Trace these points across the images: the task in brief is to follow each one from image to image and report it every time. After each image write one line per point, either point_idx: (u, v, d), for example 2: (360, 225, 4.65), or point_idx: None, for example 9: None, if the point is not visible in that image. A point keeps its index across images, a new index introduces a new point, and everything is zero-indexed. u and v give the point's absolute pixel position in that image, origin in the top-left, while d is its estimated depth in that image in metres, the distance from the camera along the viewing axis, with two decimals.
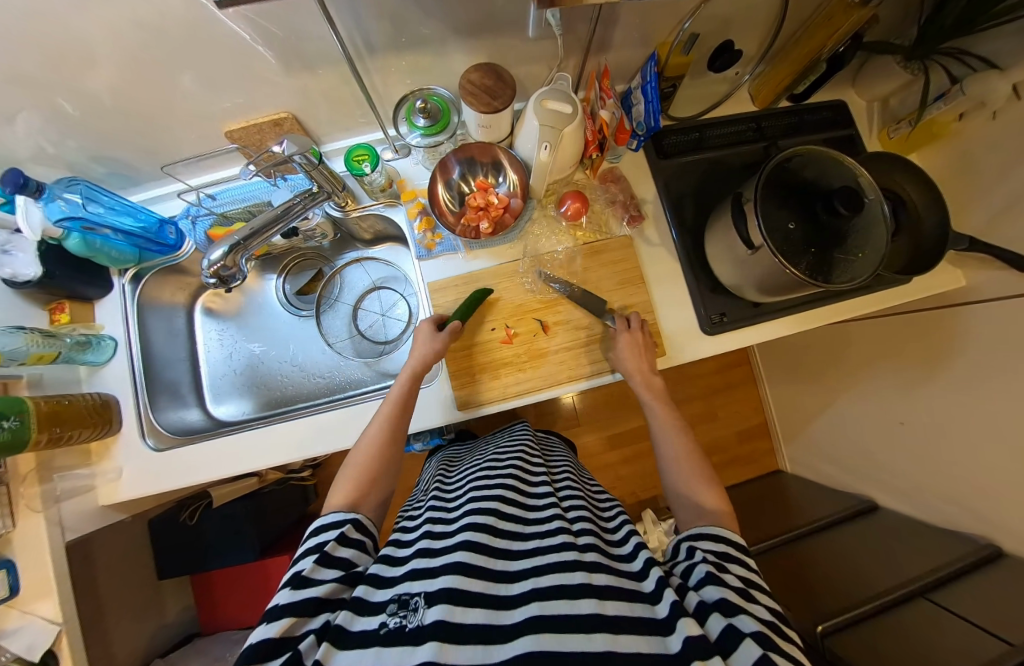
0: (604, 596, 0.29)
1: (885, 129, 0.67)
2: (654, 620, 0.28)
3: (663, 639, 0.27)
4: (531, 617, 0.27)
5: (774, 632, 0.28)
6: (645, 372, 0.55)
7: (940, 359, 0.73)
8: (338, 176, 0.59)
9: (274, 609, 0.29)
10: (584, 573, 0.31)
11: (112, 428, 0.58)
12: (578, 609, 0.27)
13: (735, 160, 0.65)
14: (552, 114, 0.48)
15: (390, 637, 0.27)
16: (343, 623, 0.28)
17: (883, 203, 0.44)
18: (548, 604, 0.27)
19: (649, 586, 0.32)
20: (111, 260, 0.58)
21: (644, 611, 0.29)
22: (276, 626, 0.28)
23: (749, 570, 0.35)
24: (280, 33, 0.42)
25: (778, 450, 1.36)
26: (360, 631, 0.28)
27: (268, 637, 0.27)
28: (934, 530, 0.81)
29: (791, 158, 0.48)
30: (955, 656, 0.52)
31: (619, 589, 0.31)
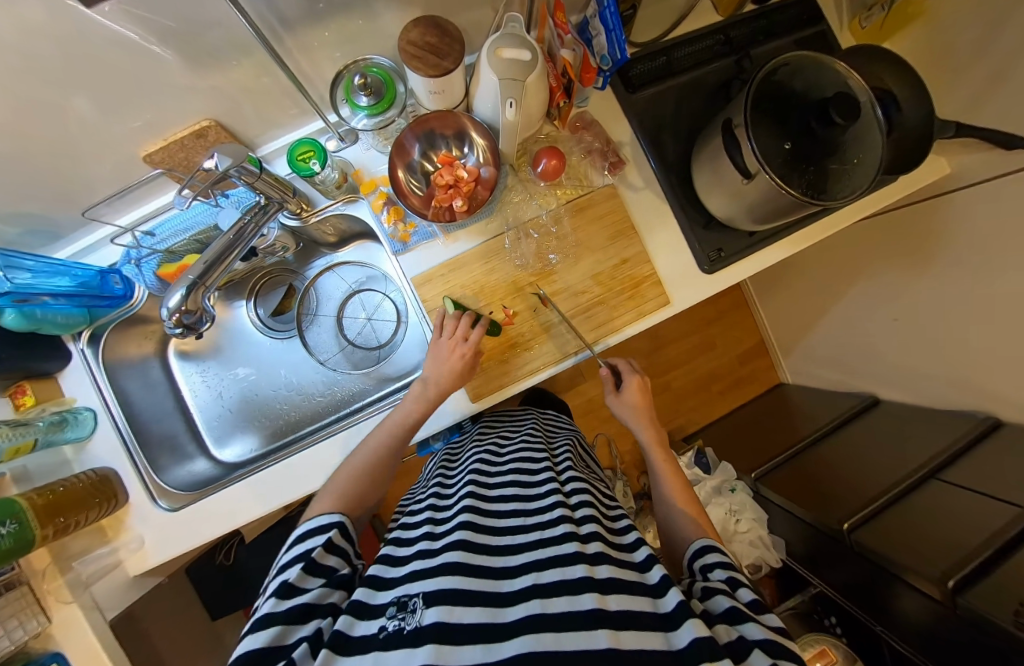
0: (605, 591, 0.28)
1: (855, 18, 0.62)
2: (657, 614, 0.28)
3: (668, 634, 0.26)
4: (531, 614, 0.25)
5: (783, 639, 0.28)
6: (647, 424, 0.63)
7: (930, 252, 0.75)
8: (285, 181, 0.53)
9: (256, 621, 0.27)
10: (585, 567, 0.30)
11: (119, 501, 0.55)
12: (580, 604, 0.26)
13: (708, 81, 0.61)
14: (510, 63, 0.43)
15: (389, 639, 0.25)
16: (342, 628, 0.26)
17: (876, 103, 0.41)
18: (549, 603, 0.26)
19: (654, 580, 0.32)
20: (59, 328, 0.52)
21: (647, 605, 0.28)
22: (261, 638, 0.26)
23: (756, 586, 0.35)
24: (172, 25, 0.34)
25: (778, 364, 1.42)
26: (360, 636, 0.26)
27: (253, 647, 0.25)
28: (936, 412, 0.87)
29: (778, 69, 0.44)
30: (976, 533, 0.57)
31: (621, 582, 0.30)
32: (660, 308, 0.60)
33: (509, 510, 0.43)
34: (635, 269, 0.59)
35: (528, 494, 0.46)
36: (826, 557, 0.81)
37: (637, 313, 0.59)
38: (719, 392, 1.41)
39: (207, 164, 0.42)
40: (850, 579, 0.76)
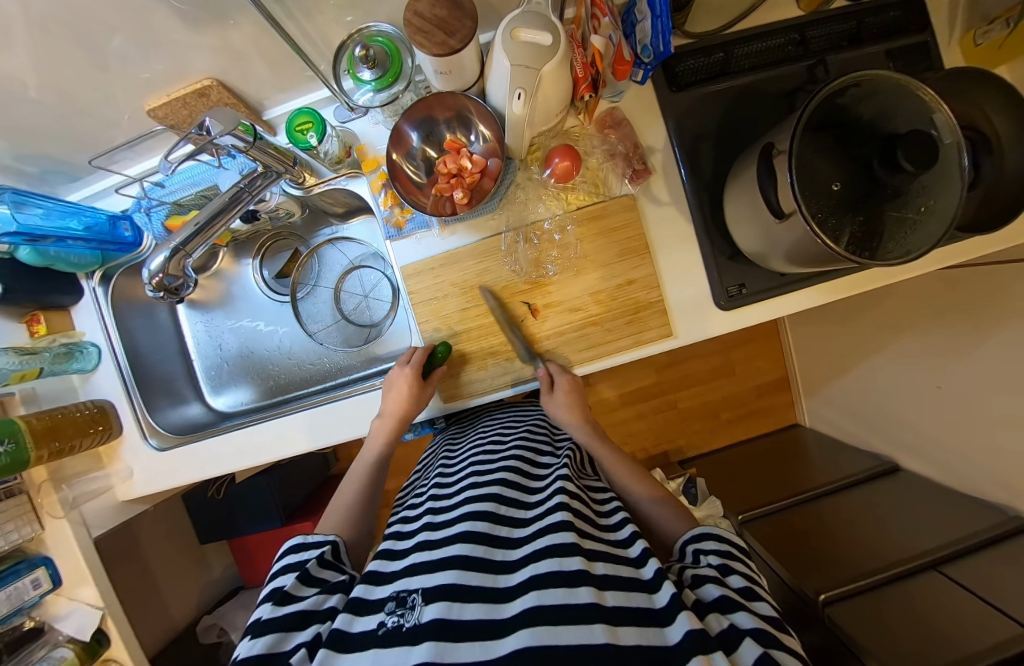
0: (603, 586, 0.26)
1: (972, 31, 0.51)
2: (651, 610, 0.25)
3: (663, 629, 0.23)
4: (528, 608, 0.23)
5: (777, 629, 0.26)
6: (582, 421, 0.56)
7: (999, 322, 0.64)
8: (287, 150, 0.51)
9: (254, 627, 0.28)
10: (582, 559, 0.28)
11: (114, 432, 0.59)
12: (576, 598, 0.24)
13: (768, 88, 0.53)
14: (526, 48, 0.38)
15: (389, 637, 0.24)
16: (342, 626, 0.26)
17: (965, 148, 0.32)
18: (546, 593, 0.24)
19: (648, 575, 0.29)
20: (72, 265, 0.55)
21: (642, 601, 0.26)
22: (258, 643, 0.27)
23: (753, 573, 0.33)
24: None
25: (798, 405, 1.32)
26: (359, 633, 0.26)
27: (252, 652, 0.26)
28: (959, 496, 0.78)
29: (844, 91, 0.37)
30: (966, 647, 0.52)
31: (618, 579, 0.27)
32: (660, 339, 0.56)
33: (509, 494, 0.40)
34: (639, 293, 0.54)
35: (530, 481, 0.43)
36: (789, 619, 0.78)
37: (634, 341, 0.55)
38: (727, 422, 1.33)
39: (200, 129, 0.40)
40: (808, 647, 0.73)
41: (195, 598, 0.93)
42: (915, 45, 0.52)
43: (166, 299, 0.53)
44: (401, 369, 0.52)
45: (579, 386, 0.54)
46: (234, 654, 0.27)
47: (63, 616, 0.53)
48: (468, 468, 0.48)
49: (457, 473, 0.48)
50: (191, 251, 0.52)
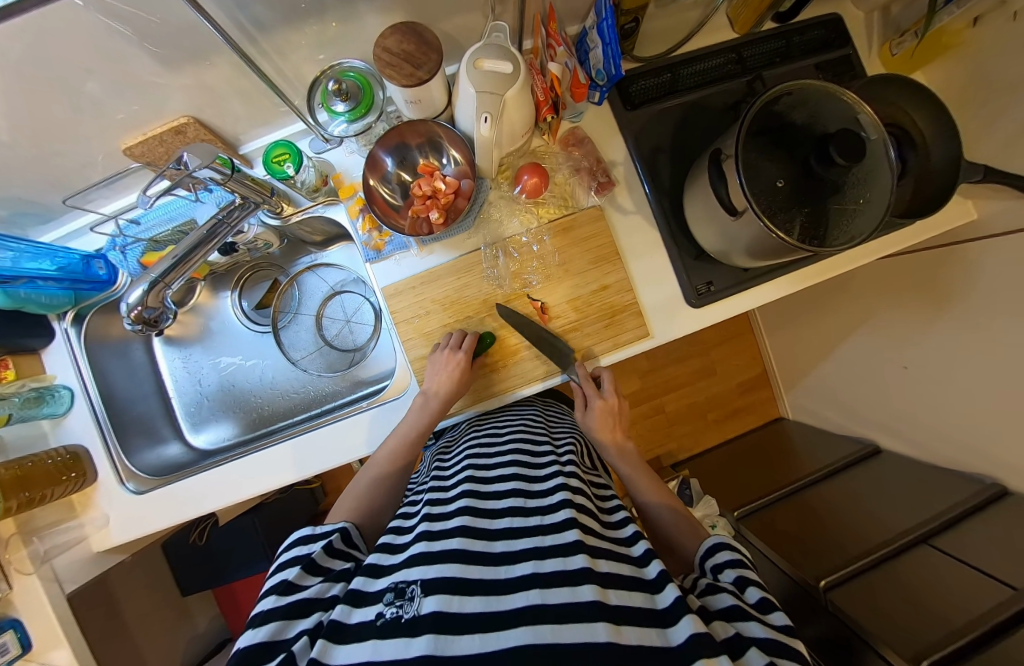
0: (605, 584, 0.26)
1: (886, 45, 0.58)
2: (655, 611, 0.25)
3: (665, 629, 0.24)
4: (531, 605, 0.23)
5: (790, 639, 0.26)
6: (618, 441, 0.58)
7: (949, 300, 0.69)
8: (264, 182, 0.53)
9: (257, 617, 0.28)
10: (586, 556, 0.28)
11: (88, 478, 0.57)
12: (580, 597, 0.24)
13: (714, 101, 0.58)
14: (488, 76, 0.41)
15: (387, 628, 0.24)
16: (339, 618, 0.26)
17: (889, 142, 0.37)
18: (549, 592, 0.24)
19: (651, 574, 0.29)
20: (43, 307, 0.54)
21: (644, 601, 0.26)
22: (263, 630, 0.27)
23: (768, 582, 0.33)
24: (154, 21, 0.34)
25: (780, 398, 1.36)
26: (357, 623, 0.25)
27: (254, 642, 0.26)
28: (940, 470, 0.82)
29: (779, 99, 0.41)
30: (963, 614, 0.53)
31: (621, 577, 0.28)
32: (638, 339, 0.58)
33: (508, 488, 0.40)
34: (614, 297, 0.57)
35: (531, 474, 0.44)
36: (795, 609, 0.78)
37: (614, 343, 0.57)
38: (714, 420, 1.36)
39: (178, 163, 0.41)
40: (816, 636, 0.72)
41: (177, 655, 0.87)
42: (837, 60, 0.58)
43: (144, 331, 0.52)
44: (454, 353, 0.52)
45: (614, 406, 0.58)
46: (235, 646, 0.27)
47: None
48: (465, 462, 0.48)
49: (455, 468, 0.48)
50: (171, 283, 0.51)
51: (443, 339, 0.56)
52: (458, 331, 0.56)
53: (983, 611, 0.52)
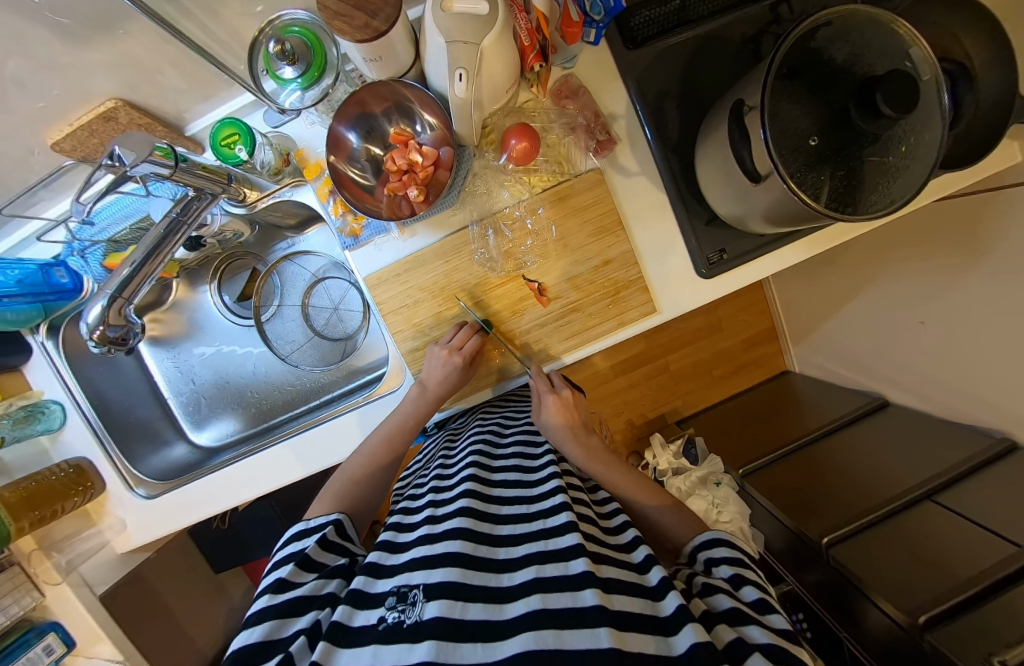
0: (608, 588, 0.24)
1: None
2: (657, 619, 0.23)
3: (668, 639, 0.22)
4: (532, 611, 0.22)
5: (790, 643, 0.25)
6: (577, 437, 0.50)
7: (979, 252, 0.64)
8: (219, 168, 0.46)
9: (252, 616, 0.28)
10: (587, 560, 0.26)
11: (98, 489, 0.57)
12: (581, 601, 0.22)
13: (730, 32, 0.49)
14: (459, 19, 0.34)
15: (389, 633, 0.23)
16: (342, 617, 0.24)
17: (943, 84, 0.31)
18: (550, 597, 0.23)
19: (653, 580, 0.27)
20: (7, 323, 0.51)
21: (646, 608, 0.24)
22: (258, 629, 0.26)
23: (765, 581, 0.32)
24: None
25: (787, 353, 1.34)
26: (359, 627, 0.24)
27: (249, 642, 0.25)
28: (948, 424, 0.81)
29: (822, 29, 0.34)
30: (965, 571, 0.54)
31: (623, 583, 0.26)
32: (644, 316, 0.54)
33: (512, 495, 0.38)
34: (617, 272, 0.52)
35: (530, 479, 0.41)
36: (796, 560, 0.82)
37: (618, 322, 0.54)
38: (719, 379, 1.35)
39: (110, 158, 0.35)
40: (817, 583, 0.76)
41: (222, 625, 0.95)
42: None
43: (112, 350, 0.49)
44: (453, 356, 0.50)
45: (571, 401, 0.51)
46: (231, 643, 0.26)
47: None
48: (468, 457, 0.45)
49: (455, 463, 0.46)
50: (132, 298, 0.48)
51: (450, 331, 0.53)
52: (456, 324, 0.53)
53: (983, 567, 0.53)
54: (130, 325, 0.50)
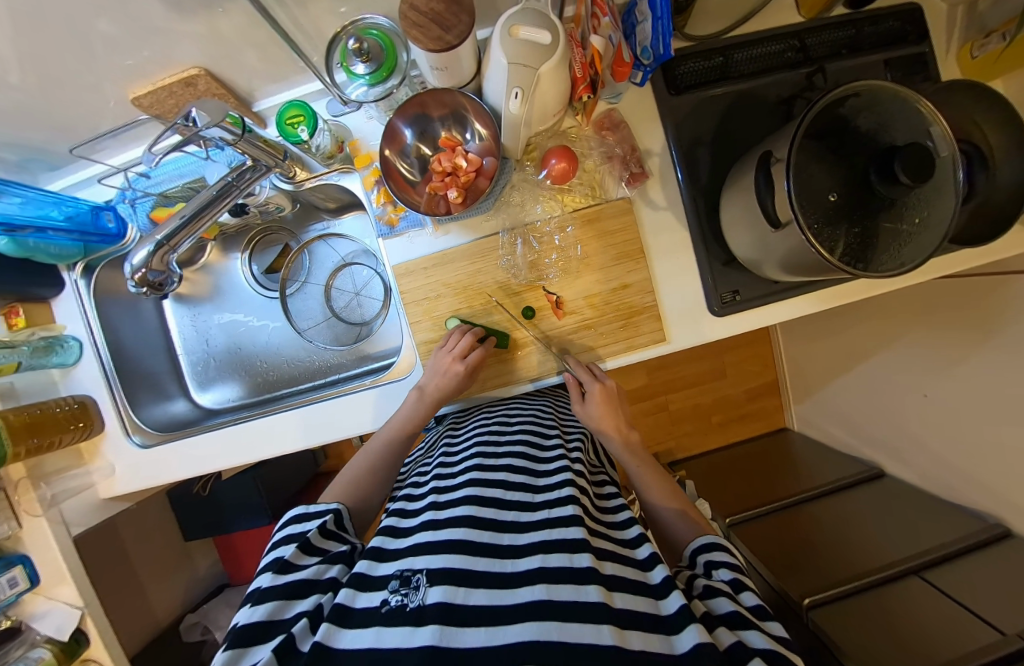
0: (610, 586, 0.24)
1: (969, 44, 0.52)
2: (658, 617, 0.23)
3: (669, 637, 0.21)
4: (536, 600, 0.22)
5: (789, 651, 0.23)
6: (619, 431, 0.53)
7: (985, 333, 0.65)
8: (278, 144, 0.50)
9: (255, 595, 0.28)
10: (591, 556, 0.26)
11: (96, 428, 0.58)
12: (584, 596, 0.23)
13: (768, 93, 0.53)
14: (525, 46, 0.37)
15: (391, 616, 0.23)
16: (344, 601, 0.25)
17: (959, 162, 0.33)
18: (554, 589, 0.23)
19: (656, 579, 0.27)
20: (52, 258, 0.53)
21: (648, 606, 0.24)
22: (261, 609, 0.26)
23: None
24: None
25: (788, 408, 1.33)
26: (362, 609, 0.24)
27: (252, 620, 0.25)
28: (941, 501, 0.80)
29: (847, 102, 0.37)
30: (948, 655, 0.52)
31: (626, 580, 0.26)
32: (653, 343, 0.56)
33: (515, 480, 0.38)
34: (634, 297, 0.55)
35: (537, 468, 0.41)
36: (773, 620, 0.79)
37: (627, 345, 0.56)
38: (716, 425, 1.34)
39: (186, 118, 0.39)
40: None
41: (179, 594, 0.93)
42: (911, 56, 0.52)
43: (150, 294, 0.52)
44: (451, 359, 0.51)
45: (613, 393, 0.53)
46: (235, 620, 0.26)
47: (40, 615, 0.52)
48: (473, 447, 0.44)
49: (460, 451, 0.46)
50: (176, 246, 0.50)
51: (451, 337, 0.54)
52: (455, 331, 0.54)
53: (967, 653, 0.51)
54: (169, 274, 0.52)
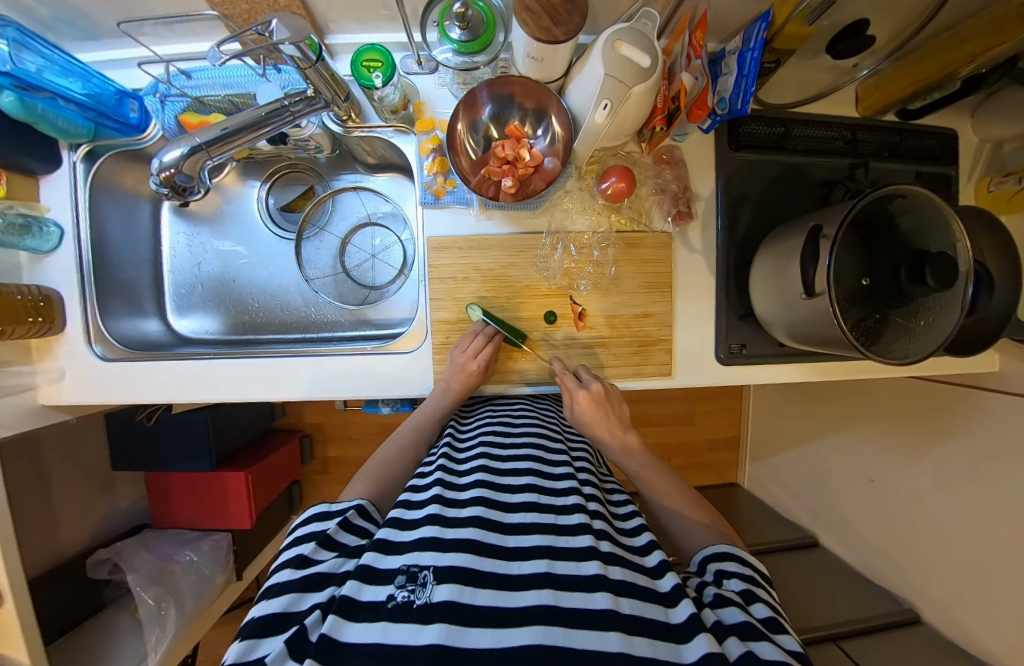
0: (619, 592, 0.25)
1: (987, 179, 0.58)
2: (667, 625, 0.24)
3: (678, 645, 0.22)
4: (543, 605, 0.23)
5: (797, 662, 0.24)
6: (612, 433, 0.50)
7: (942, 438, 0.72)
8: (342, 83, 0.48)
9: (270, 588, 0.26)
10: (599, 563, 0.27)
11: (54, 327, 0.52)
12: (593, 603, 0.23)
13: (815, 171, 0.56)
14: (623, 62, 0.37)
15: (397, 613, 0.22)
16: (350, 592, 0.23)
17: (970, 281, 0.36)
18: (561, 594, 0.24)
19: (665, 587, 0.28)
20: (58, 132, 0.47)
21: (657, 613, 0.25)
22: (278, 600, 0.25)
23: (775, 602, 0.31)
24: None
25: (743, 467, 1.36)
26: (368, 603, 0.23)
27: (269, 611, 0.24)
28: (865, 580, 0.88)
29: (895, 198, 0.40)
30: None
31: (635, 586, 0.27)
32: (658, 376, 0.58)
33: (522, 481, 0.37)
34: (652, 327, 0.57)
35: (545, 470, 0.40)
36: None
37: (635, 371, 0.57)
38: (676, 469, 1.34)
39: (264, 27, 0.36)
40: None
41: (91, 525, 0.85)
42: (938, 175, 0.58)
43: (168, 196, 0.48)
44: (467, 357, 0.51)
45: (601, 395, 0.50)
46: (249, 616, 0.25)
47: None
48: (479, 446, 0.44)
49: (466, 447, 0.45)
50: (213, 156, 0.47)
51: (465, 335, 0.54)
52: (469, 331, 0.54)
53: None
54: (198, 181, 0.49)
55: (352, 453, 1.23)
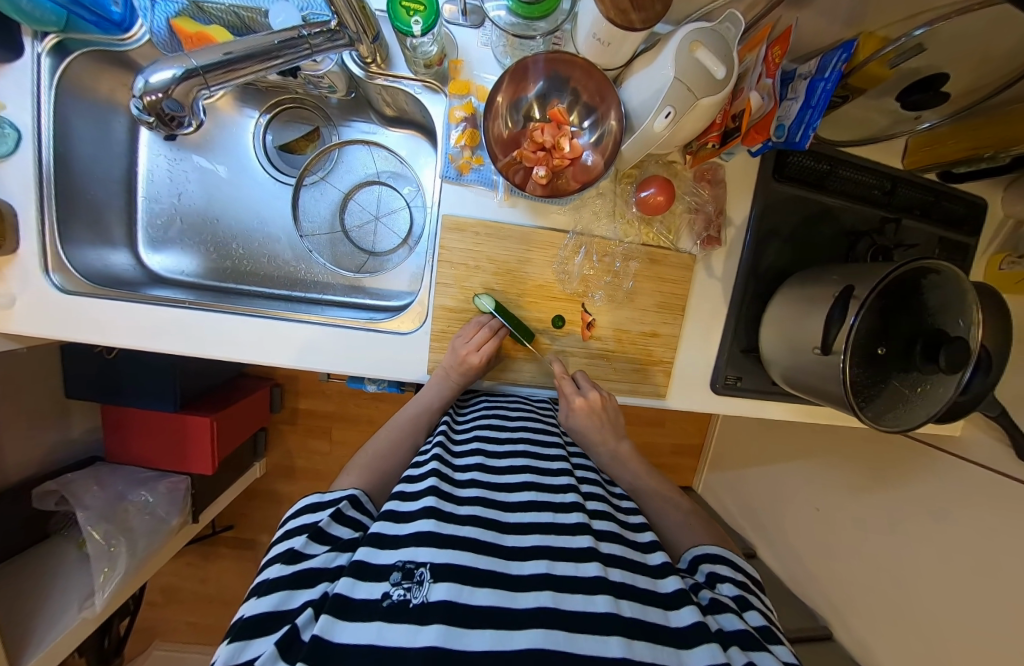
0: (618, 594, 0.26)
1: (1000, 256, 0.59)
2: (668, 628, 0.25)
3: (680, 651, 0.24)
4: (543, 607, 0.23)
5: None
6: (606, 444, 0.50)
7: (890, 487, 0.78)
8: (372, 19, 0.41)
9: (261, 584, 0.25)
10: (599, 565, 0.28)
11: (4, 247, 0.45)
12: (594, 606, 0.24)
13: (849, 218, 0.55)
14: (697, 69, 0.34)
15: (393, 612, 0.22)
16: (343, 589, 0.22)
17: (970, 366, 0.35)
18: (561, 597, 0.24)
19: (666, 589, 0.29)
20: (20, 14, 0.39)
21: (658, 616, 0.26)
22: (269, 598, 0.24)
23: (764, 610, 0.33)
24: None
25: (699, 473, 1.43)
26: (360, 601, 0.22)
27: (258, 612, 0.23)
28: (792, 595, 0.99)
29: (932, 274, 0.39)
30: None
31: (634, 588, 0.27)
32: (653, 395, 0.58)
33: (519, 479, 0.37)
34: (657, 347, 0.56)
35: (541, 466, 0.40)
36: None
37: (632, 387, 0.57)
38: None
39: None
40: None
41: (38, 453, 0.81)
42: (958, 243, 0.58)
43: (152, 125, 0.42)
44: (469, 350, 0.50)
45: (597, 404, 0.50)
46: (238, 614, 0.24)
47: None
48: (475, 442, 0.43)
49: (461, 441, 0.44)
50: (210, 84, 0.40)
51: (469, 326, 0.52)
52: (472, 324, 0.52)
53: None
54: (191, 113, 0.43)
55: (323, 409, 1.20)
